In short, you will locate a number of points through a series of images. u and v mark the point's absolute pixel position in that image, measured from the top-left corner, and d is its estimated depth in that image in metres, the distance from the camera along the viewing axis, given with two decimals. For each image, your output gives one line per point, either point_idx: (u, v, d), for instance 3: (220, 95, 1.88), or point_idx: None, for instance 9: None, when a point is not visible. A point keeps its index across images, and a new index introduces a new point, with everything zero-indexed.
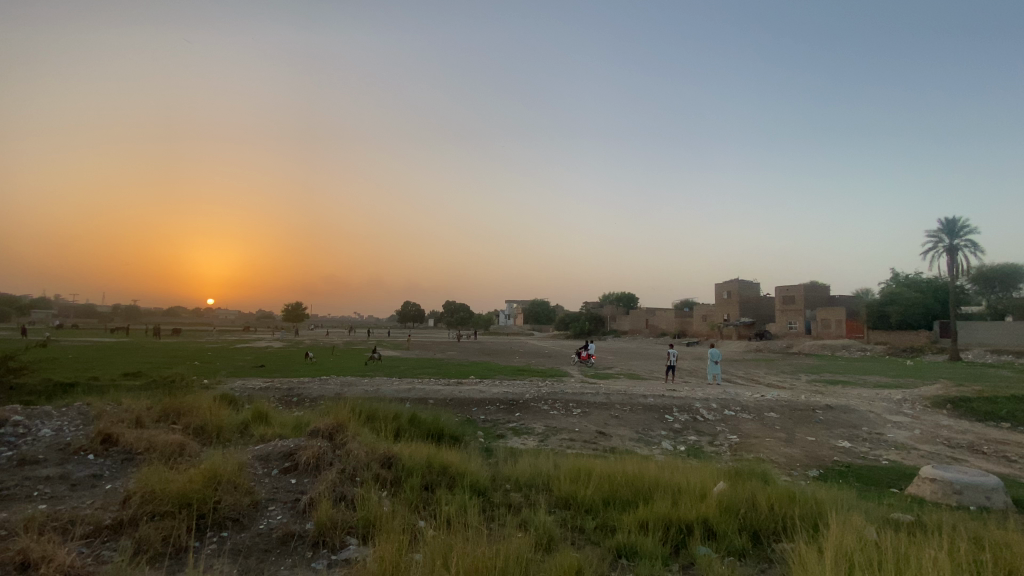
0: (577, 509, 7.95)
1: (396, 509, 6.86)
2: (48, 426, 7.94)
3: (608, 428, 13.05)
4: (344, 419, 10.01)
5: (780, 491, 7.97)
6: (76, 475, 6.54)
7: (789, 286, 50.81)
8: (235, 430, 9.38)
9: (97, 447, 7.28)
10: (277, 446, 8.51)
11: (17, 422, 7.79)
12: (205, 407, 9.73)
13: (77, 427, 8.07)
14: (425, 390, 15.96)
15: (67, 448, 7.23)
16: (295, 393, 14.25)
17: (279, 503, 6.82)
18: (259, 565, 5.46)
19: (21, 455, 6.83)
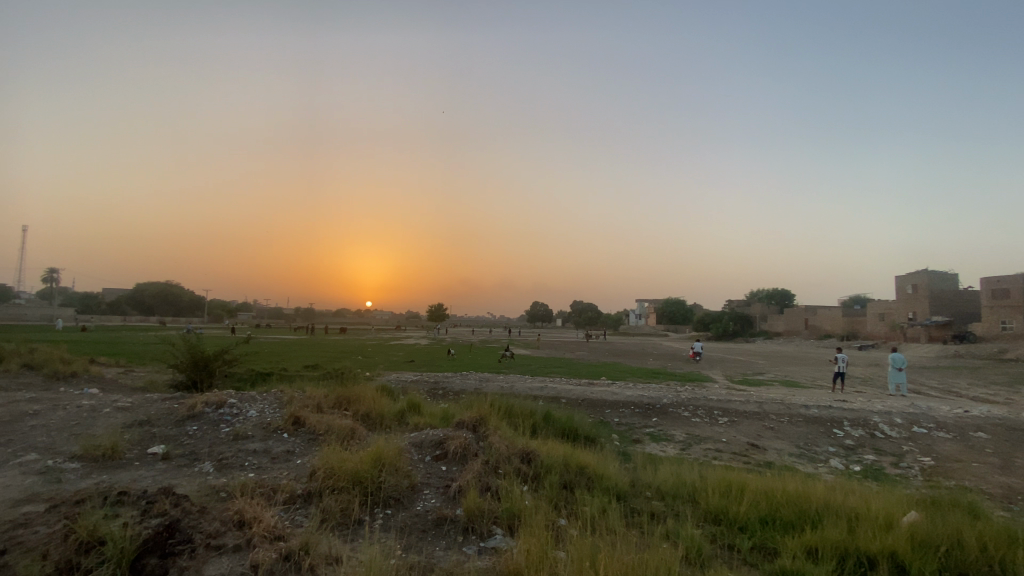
0: (728, 525, 7.28)
1: (537, 504, 6.97)
2: (254, 408, 9.59)
3: (761, 440, 11.80)
4: (485, 413, 10.49)
5: (1000, 530, 6.41)
6: (275, 450, 7.78)
7: (1001, 278, 41.14)
8: (393, 418, 10.40)
9: (290, 427, 8.62)
10: (429, 435, 9.21)
11: (232, 403, 9.55)
12: (368, 397, 10.96)
13: (273, 409, 9.63)
14: (559, 390, 16.05)
15: (268, 426, 8.67)
16: (440, 387, 15.35)
17: (432, 488, 7.36)
18: (418, 543, 5.93)
19: (237, 430, 8.33)
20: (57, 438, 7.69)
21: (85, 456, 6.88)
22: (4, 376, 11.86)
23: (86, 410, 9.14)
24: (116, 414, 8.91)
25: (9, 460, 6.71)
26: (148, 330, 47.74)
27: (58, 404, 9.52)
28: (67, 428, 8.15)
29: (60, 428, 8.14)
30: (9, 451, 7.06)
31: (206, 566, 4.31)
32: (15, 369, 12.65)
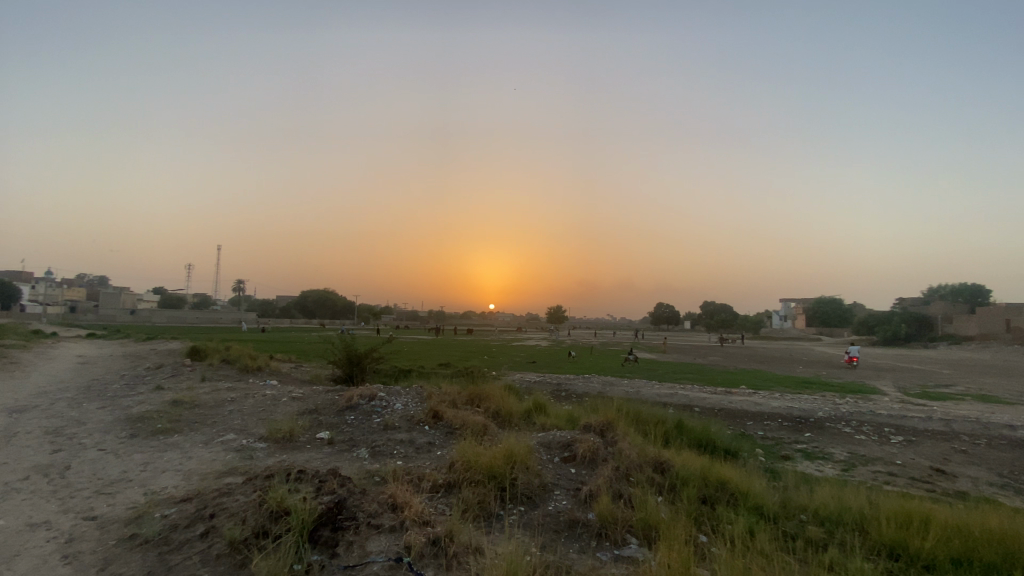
0: (909, 562, 6.17)
1: (674, 517, 6.59)
2: (399, 401, 10.51)
3: (949, 466, 9.86)
4: (613, 418, 10.24)
5: None
6: (418, 441, 8.41)
7: None
8: (522, 417, 10.65)
9: (430, 421, 9.27)
10: (558, 436, 9.24)
11: (381, 396, 10.56)
12: (498, 396, 11.36)
13: (414, 404, 10.43)
14: (691, 397, 15.11)
15: (412, 419, 9.42)
16: (564, 389, 15.39)
17: (563, 489, 7.36)
18: (552, 543, 5.96)
19: (386, 421, 9.18)
20: (248, 421, 9.16)
21: (268, 438, 8.09)
22: (211, 368, 14.54)
23: (268, 398, 10.78)
24: (290, 403, 10.37)
25: (215, 438, 8.15)
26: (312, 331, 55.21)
27: (248, 392, 11.38)
28: (255, 413, 9.68)
29: (250, 413, 9.70)
30: (215, 430, 8.58)
31: (368, 543, 4.76)
32: (218, 363, 15.44)
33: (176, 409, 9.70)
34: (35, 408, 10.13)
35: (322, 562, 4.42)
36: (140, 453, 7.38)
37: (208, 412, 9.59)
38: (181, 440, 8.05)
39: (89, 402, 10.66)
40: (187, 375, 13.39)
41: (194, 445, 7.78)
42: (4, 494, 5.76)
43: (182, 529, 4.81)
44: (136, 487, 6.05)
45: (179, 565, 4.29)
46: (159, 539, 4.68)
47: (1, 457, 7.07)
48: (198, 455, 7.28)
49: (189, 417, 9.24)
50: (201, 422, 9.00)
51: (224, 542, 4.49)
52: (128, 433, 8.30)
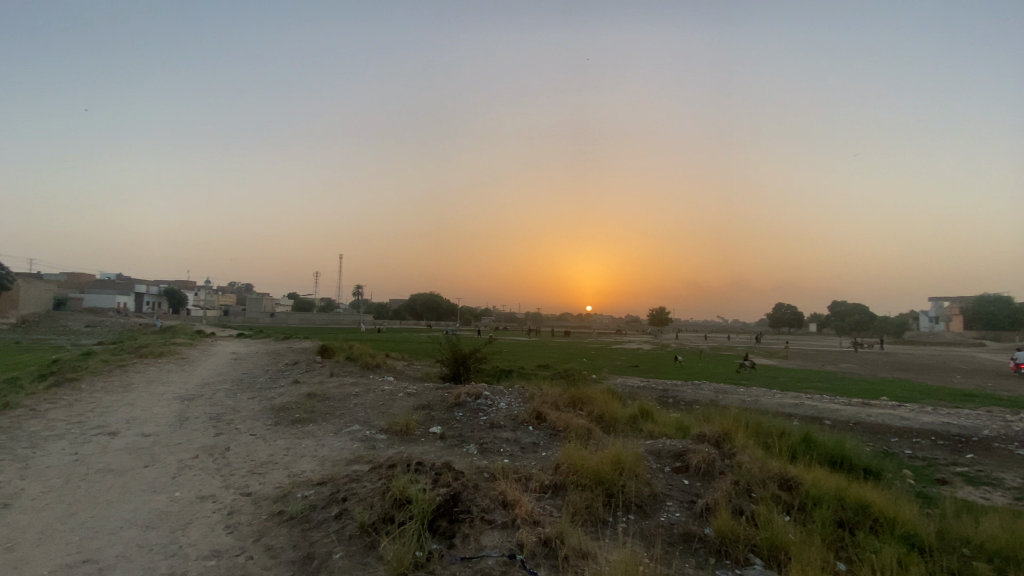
0: None
1: (804, 539, 5.96)
2: (503, 400, 10.76)
3: None
4: (728, 427, 9.55)
5: None
6: (524, 441, 8.52)
7: None
8: (627, 422, 10.35)
9: (534, 421, 9.36)
10: (667, 445, 8.83)
11: (487, 395, 10.88)
12: (601, 399, 11.16)
13: (519, 403, 10.61)
14: (818, 408, 13.62)
15: (516, 418, 9.57)
16: (671, 395, 14.70)
17: (675, 500, 7.00)
18: (665, 555, 5.69)
19: (492, 419, 9.45)
20: (370, 413, 9.95)
21: (388, 430, 8.71)
22: (337, 365, 16.07)
23: (386, 393, 11.64)
24: (404, 398, 11.10)
25: (343, 428, 8.96)
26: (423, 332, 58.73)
27: (369, 388, 12.39)
28: (375, 407, 10.51)
29: (371, 406, 10.55)
30: (342, 421, 9.44)
31: (483, 537, 4.90)
32: (343, 360, 17.06)
33: (310, 400, 10.85)
34: (203, 396, 11.95)
35: (441, 551, 4.63)
36: (283, 439, 8.35)
37: (335, 404, 10.60)
38: (315, 429, 8.97)
39: (242, 393, 12.32)
40: (318, 371, 14.94)
41: (326, 434, 8.62)
42: (182, 469, 6.83)
43: (320, 509, 5.33)
44: (280, 469, 6.83)
45: (318, 541, 4.76)
46: (302, 517, 5.23)
47: (180, 437, 8.40)
48: (329, 443, 8.07)
49: (321, 409, 10.28)
50: (331, 413, 9.96)
51: (355, 525, 4.90)
52: (272, 421, 9.44)
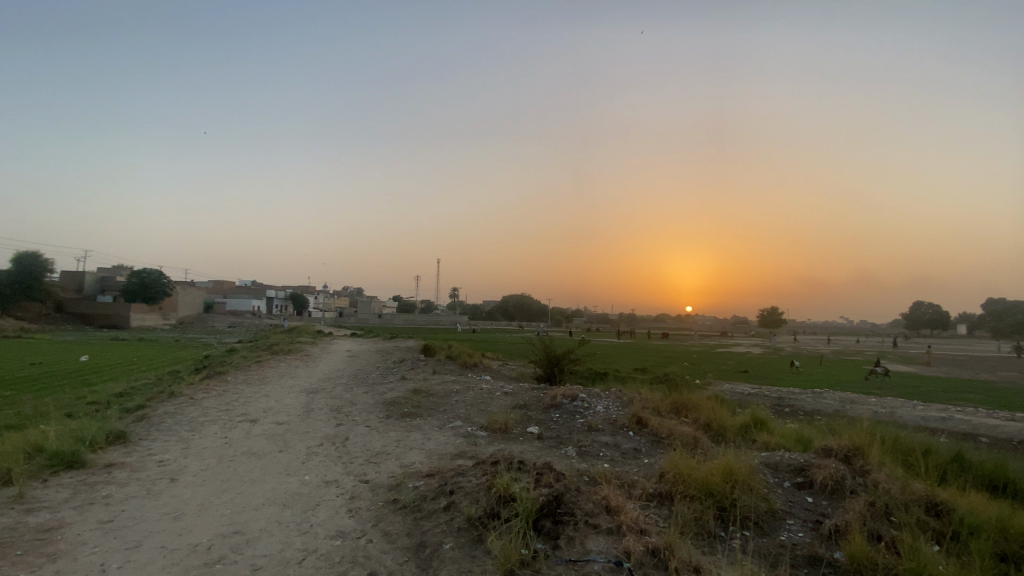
0: None
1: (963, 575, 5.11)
2: (601, 403, 10.57)
3: None
4: (859, 441, 8.52)
5: None
6: (624, 446, 8.29)
7: None
8: (737, 432, 9.65)
9: (635, 426, 9.08)
10: (785, 458, 8.09)
11: (584, 398, 10.76)
12: (707, 406, 10.54)
13: (618, 407, 10.36)
14: (974, 424, 11.67)
15: (616, 422, 9.36)
16: (786, 404, 13.47)
17: (797, 519, 6.39)
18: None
19: (591, 422, 9.32)
20: (471, 411, 10.31)
21: (488, 428, 8.95)
22: (438, 363, 16.87)
23: (485, 392, 11.99)
24: (502, 398, 11.35)
25: (447, 424, 9.37)
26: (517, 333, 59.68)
27: (469, 386, 12.85)
28: (476, 404, 10.87)
29: (471, 403, 10.92)
30: (446, 417, 9.87)
31: (588, 541, 4.83)
32: (443, 359, 17.89)
33: (416, 396, 11.51)
34: (324, 390, 13.19)
35: (546, 552, 4.64)
36: (393, 432, 8.93)
37: (439, 401, 11.12)
38: (421, 423, 9.48)
39: (356, 388, 13.40)
40: (422, 368, 15.80)
41: (431, 429, 9.08)
42: (310, 455, 7.57)
43: (430, 500, 5.61)
44: (392, 460, 7.31)
45: (430, 530, 5.00)
46: (414, 506, 5.54)
47: (307, 426, 9.35)
48: (434, 437, 8.48)
49: (426, 404, 10.86)
50: (435, 409, 10.47)
51: (463, 518, 5.08)
52: (384, 414, 10.14)
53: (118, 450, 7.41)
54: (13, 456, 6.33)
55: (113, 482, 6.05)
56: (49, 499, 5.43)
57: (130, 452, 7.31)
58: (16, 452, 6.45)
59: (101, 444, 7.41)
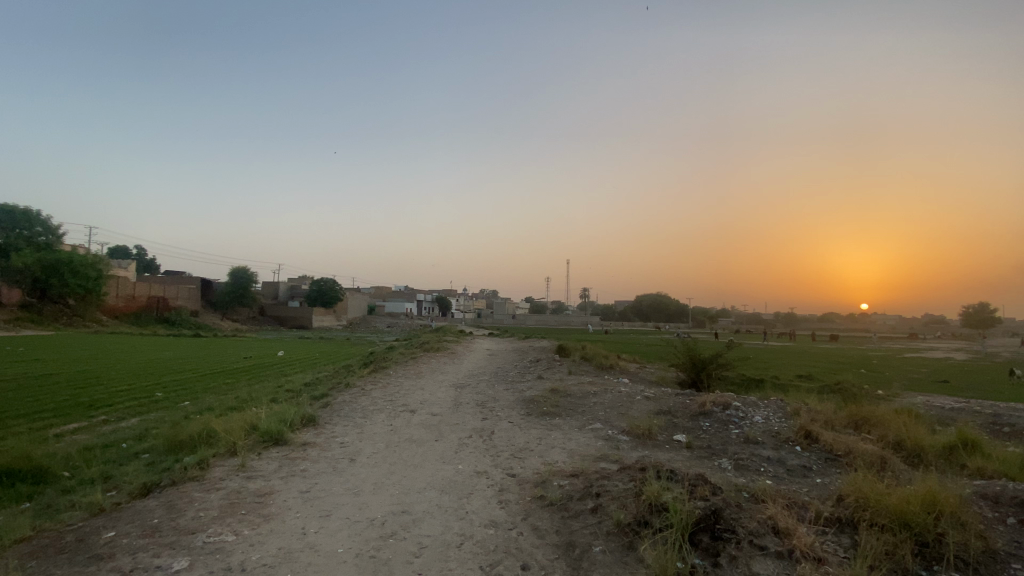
0: None
1: None
2: (758, 413, 9.56)
3: None
4: None
5: None
6: (790, 462, 7.38)
7: None
8: (939, 454, 7.99)
9: (801, 440, 8.06)
10: (1011, 488, 6.47)
11: (738, 406, 9.84)
12: (895, 421, 8.92)
13: (779, 418, 9.28)
14: None
15: (778, 435, 8.39)
16: (1009, 422, 10.79)
17: None
18: None
19: (747, 433, 8.49)
20: (611, 413, 10.11)
21: (630, 432, 8.68)
22: (575, 364, 16.91)
23: (625, 395, 11.69)
24: (645, 402, 10.93)
25: (587, 425, 9.32)
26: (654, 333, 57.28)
27: (607, 388, 12.65)
28: (616, 407, 10.63)
29: (611, 406, 10.71)
30: (586, 418, 9.84)
31: (753, 563, 4.38)
32: (580, 359, 17.87)
33: (555, 395, 11.67)
34: (469, 385, 14.07)
35: (705, 568, 4.33)
36: (535, 429, 9.15)
37: (578, 402, 11.11)
38: (561, 422, 9.57)
39: (498, 385, 14.05)
40: (559, 368, 15.99)
41: (572, 429, 9.11)
42: (460, 446, 8.10)
43: (576, 500, 5.60)
44: (536, 457, 7.48)
45: (578, 531, 4.99)
46: (561, 505, 5.59)
47: (456, 418, 10.04)
48: (576, 438, 8.48)
49: (565, 404, 10.93)
50: (574, 409, 10.49)
51: (613, 522, 4.97)
52: (525, 412, 10.46)
53: (308, 431, 8.74)
54: (237, 431, 7.82)
55: (307, 458, 7.14)
56: (263, 469, 6.59)
57: (318, 434, 8.57)
58: (240, 428, 7.96)
59: (296, 424, 8.81)
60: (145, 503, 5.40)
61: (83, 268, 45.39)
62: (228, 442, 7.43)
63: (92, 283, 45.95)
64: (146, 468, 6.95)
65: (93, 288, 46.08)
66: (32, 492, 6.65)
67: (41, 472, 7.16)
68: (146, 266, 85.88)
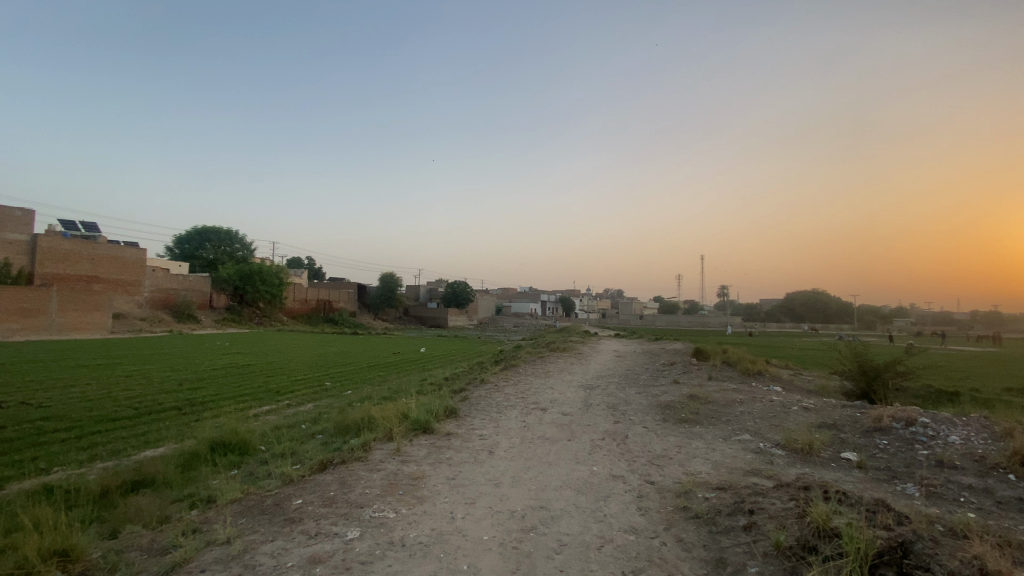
0: None
1: None
2: (955, 433, 7.93)
3: None
4: None
5: None
6: (1002, 493, 5.99)
7: None
8: None
9: (1019, 468, 6.49)
10: None
11: (924, 423, 8.27)
12: None
13: (985, 440, 7.59)
14: None
15: (984, 461, 6.87)
16: None
17: None
18: None
19: (938, 456, 7.09)
20: (761, 425, 9.19)
21: (785, 446, 7.81)
22: (716, 369, 15.73)
23: (777, 405, 10.53)
24: (801, 414, 9.75)
25: (732, 435, 8.60)
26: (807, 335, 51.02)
27: (755, 396, 11.55)
28: (766, 418, 9.63)
29: (761, 416, 9.75)
30: (731, 428, 9.07)
31: None
32: (721, 364, 16.58)
33: (694, 402, 10.98)
34: (600, 387, 13.90)
35: None
36: (674, 436, 8.69)
37: (721, 410, 10.31)
38: (702, 431, 8.95)
39: (630, 387, 13.66)
40: (697, 373, 15.02)
41: (715, 438, 8.48)
42: (595, 448, 8.01)
43: (726, 515, 5.18)
44: (677, 465, 7.09)
45: (729, 549, 4.59)
46: (708, 518, 5.21)
47: (589, 419, 9.97)
48: (720, 449, 7.87)
49: (706, 412, 10.21)
50: (717, 418, 9.74)
51: (769, 543, 4.49)
52: (661, 417, 10.02)
53: (450, 422, 9.37)
54: (391, 419, 8.70)
55: (451, 448, 7.66)
56: (414, 455, 7.21)
57: (459, 425, 9.14)
58: (393, 416, 8.83)
59: (440, 416, 9.50)
60: (323, 477, 6.25)
61: (271, 276, 54.13)
62: (384, 429, 8.28)
63: (277, 288, 54.62)
64: (321, 447, 8.05)
65: (278, 293, 54.77)
66: (241, 461, 8.11)
67: (246, 445, 8.69)
68: (314, 274, 99.90)
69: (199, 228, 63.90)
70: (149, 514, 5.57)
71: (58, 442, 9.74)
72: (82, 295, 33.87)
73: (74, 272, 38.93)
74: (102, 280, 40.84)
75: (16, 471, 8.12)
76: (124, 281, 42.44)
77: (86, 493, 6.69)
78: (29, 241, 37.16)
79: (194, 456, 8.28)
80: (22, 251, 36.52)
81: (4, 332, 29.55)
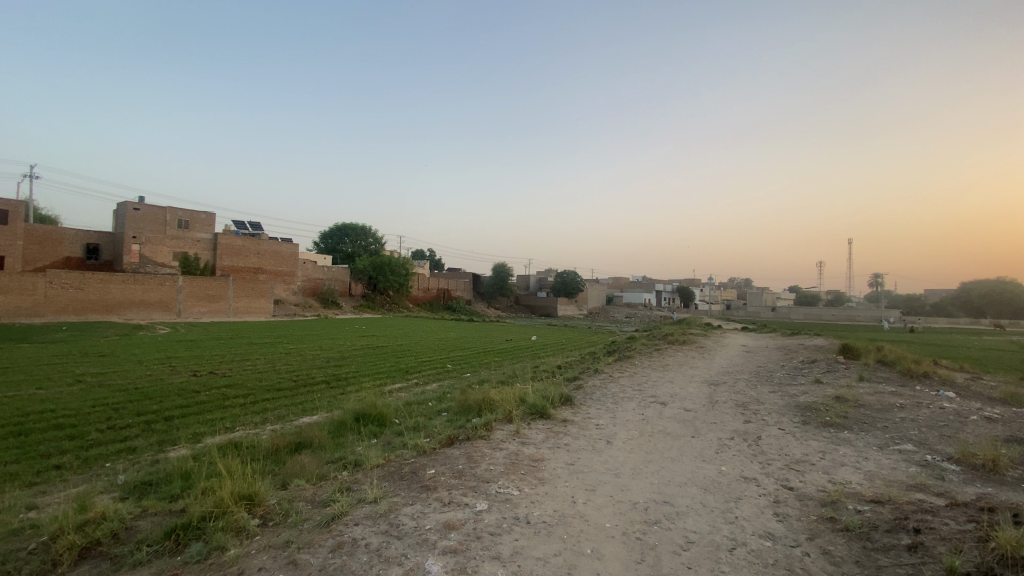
0: None
1: None
2: None
3: None
4: None
5: None
6: None
7: None
8: None
9: None
10: None
11: None
12: None
13: None
14: None
15: None
16: None
17: None
18: None
19: None
20: (929, 435, 7.91)
21: (961, 460, 6.64)
22: (867, 369, 13.85)
23: (950, 414, 8.99)
24: (984, 426, 8.18)
25: (891, 444, 7.53)
26: (989, 333, 42.45)
27: (919, 401, 9.97)
28: (935, 428, 8.27)
29: (929, 426, 8.37)
30: (888, 436, 7.94)
31: None
32: (875, 364, 14.51)
33: (841, 404, 9.79)
34: (724, 383, 13.04)
35: None
36: (816, 441, 7.84)
37: (874, 415, 9.07)
38: (852, 438, 7.96)
39: (763, 385, 12.55)
40: (844, 373, 13.30)
41: (868, 446, 7.49)
42: (722, 447, 7.54)
43: (884, 532, 4.57)
44: (820, 473, 6.39)
45: (890, 569, 4.03)
46: (861, 533, 4.64)
47: (715, 417, 9.38)
48: (876, 459, 6.92)
49: (857, 417, 9.04)
50: (870, 424, 8.58)
51: (941, 566, 3.86)
52: (801, 420, 9.10)
53: (567, 409, 9.49)
54: (511, 401, 9.06)
55: (568, 434, 7.76)
56: (533, 438, 7.44)
57: (576, 413, 9.21)
58: (512, 399, 9.18)
59: (557, 402, 9.65)
60: (452, 451, 6.72)
61: (399, 266, 58.79)
62: (504, 411, 8.65)
63: (404, 278, 59.26)
64: (448, 424, 8.68)
65: (405, 282, 59.42)
66: (379, 431, 9.05)
67: (383, 417, 9.65)
68: (434, 266, 107.30)
69: (341, 225, 71.73)
70: (311, 472, 6.46)
71: (238, 406, 11.69)
72: (251, 284, 39.91)
73: (244, 263, 46.35)
74: (266, 271, 48.08)
75: (210, 428, 9.92)
76: (283, 272, 49.33)
77: (262, 450, 7.97)
78: (213, 239, 44.62)
79: (341, 425, 9.41)
80: (207, 247, 44.10)
81: (197, 314, 35.94)
